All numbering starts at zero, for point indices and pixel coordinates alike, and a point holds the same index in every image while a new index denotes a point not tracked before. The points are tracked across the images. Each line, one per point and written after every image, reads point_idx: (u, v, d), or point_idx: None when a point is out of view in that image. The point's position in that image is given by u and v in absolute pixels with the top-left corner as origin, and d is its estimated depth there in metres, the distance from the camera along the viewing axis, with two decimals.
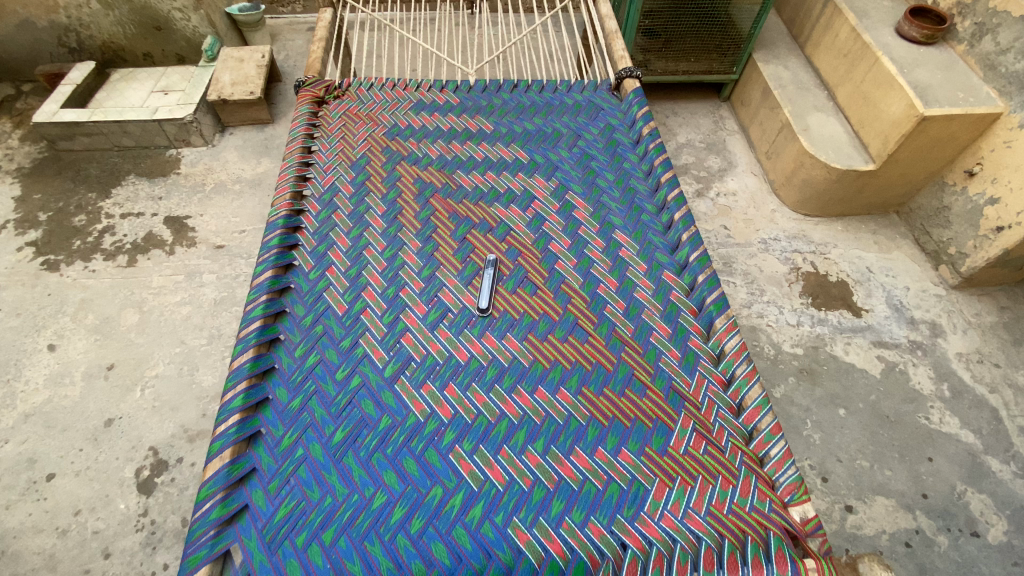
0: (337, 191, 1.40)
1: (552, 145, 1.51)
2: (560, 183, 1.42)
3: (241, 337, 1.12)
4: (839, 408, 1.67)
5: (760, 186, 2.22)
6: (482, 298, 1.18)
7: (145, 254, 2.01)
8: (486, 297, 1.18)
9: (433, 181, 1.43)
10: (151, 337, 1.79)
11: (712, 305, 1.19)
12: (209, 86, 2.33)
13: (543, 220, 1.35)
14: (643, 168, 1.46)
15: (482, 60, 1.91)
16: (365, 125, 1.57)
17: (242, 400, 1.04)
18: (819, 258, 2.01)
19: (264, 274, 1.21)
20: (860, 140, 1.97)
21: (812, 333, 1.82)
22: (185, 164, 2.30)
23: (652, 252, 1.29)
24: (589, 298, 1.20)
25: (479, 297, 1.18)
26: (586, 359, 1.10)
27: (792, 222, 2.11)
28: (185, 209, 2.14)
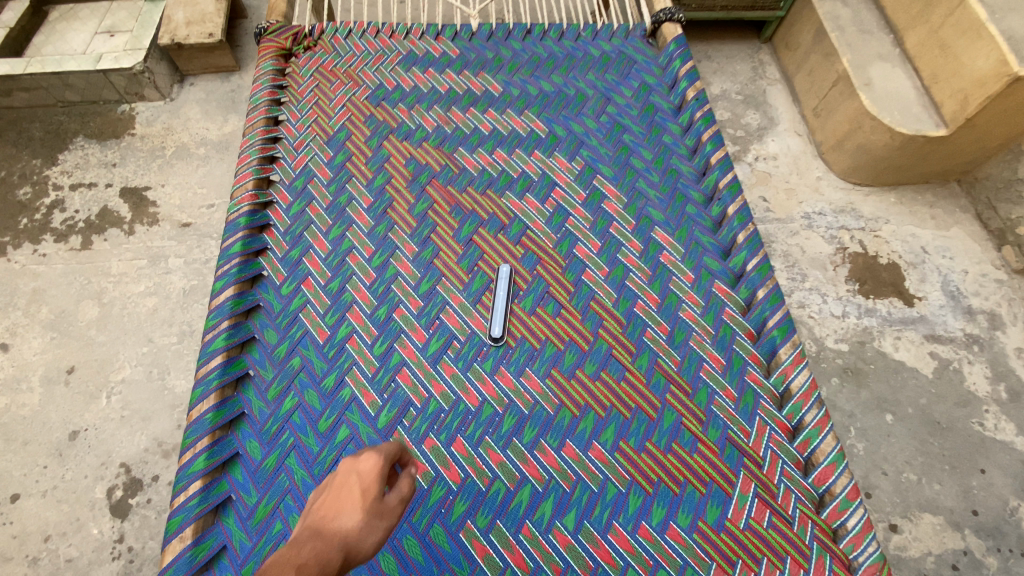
0: (312, 176, 1.13)
1: (574, 112, 1.21)
2: (587, 164, 1.14)
3: (200, 378, 0.91)
4: (886, 414, 1.51)
5: (804, 148, 1.93)
6: (495, 326, 0.95)
7: (102, 234, 1.76)
8: (499, 324, 0.95)
9: (429, 162, 1.14)
10: (114, 335, 1.58)
11: (775, 329, 0.97)
12: (160, 26, 1.97)
13: (567, 215, 1.09)
14: (687, 143, 1.17)
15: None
16: (342, 86, 1.26)
17: (204, 461, 0.85)
18: (869, 236, 1.78)
19: (225, 293, 0.98)
20: (930, 98, 1.68)
21: (858, 326, 1.63)
22: (141, 123, 1.99)
23: (701, 257, 1.05)
24: (625, 321, 0.98)
25: (492, 323, 0.96)
26: (624, 404, 0.90)
27: (839, 192, 1.85)
28: (143, 178, 1.86)
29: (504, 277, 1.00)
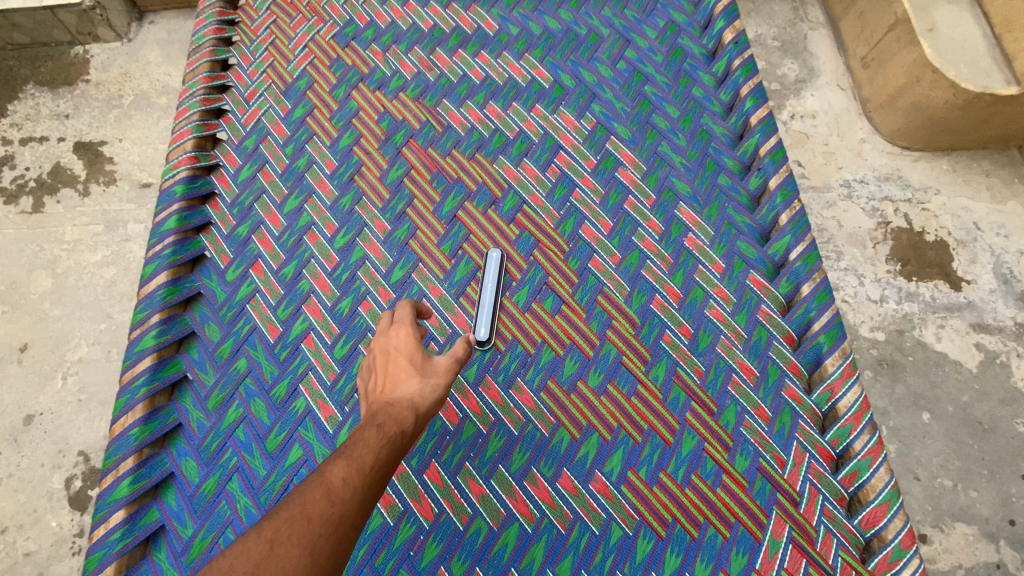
0: (266, 134, 0.94)
1: (585, 57, 0.99)
2: (599, 123, 0.94)
3: (125, 384, 0.76)
4: (923, 412, 1.36)
5: (848, 105, 1.69)
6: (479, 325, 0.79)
7: (54, 195, 1.58)
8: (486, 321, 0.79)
9: (407, 118, 0.94)
10: (70, 310, 1.44)
11: (822, 334, 0.79)
12: None
13: (572, 186, 0.90)
14: (722, 98, 0.96)
15: None
16: (304, 22, 1.03)
17: (129, 487, 0.71)
18: (916, 209, 1.56)
19: (156, 280, 0.81)
20: (1002, 50, 1.43)
21: (897, 313, 1.46)
22: (96, 67, 1.76)
23: (734, 241, 0.86)
24: (639, 321, 0.81)
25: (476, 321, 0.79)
26: (634, 425, 0.74)
27: (884, 157, 1.63)
28: (98, 131, 1.66)
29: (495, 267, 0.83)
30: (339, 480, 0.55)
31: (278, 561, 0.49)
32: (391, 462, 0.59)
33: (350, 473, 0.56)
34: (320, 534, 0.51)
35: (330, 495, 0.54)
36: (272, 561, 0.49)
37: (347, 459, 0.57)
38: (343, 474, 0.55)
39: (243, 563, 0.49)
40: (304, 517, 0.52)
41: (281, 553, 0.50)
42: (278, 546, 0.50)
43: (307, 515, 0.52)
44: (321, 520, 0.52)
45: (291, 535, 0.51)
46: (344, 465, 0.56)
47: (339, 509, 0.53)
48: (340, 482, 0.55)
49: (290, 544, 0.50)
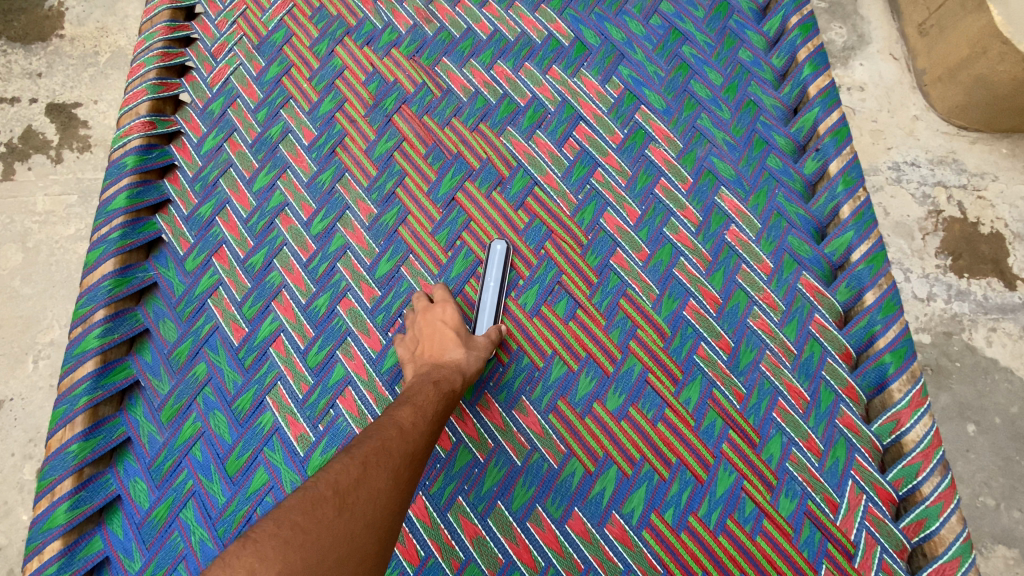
0: (234, 96, 0.80)
1: (612, 10, 0.83)
2: (627, 90, 0.79)
3: (63, 393, 0.65)
4: (968, 424, 1.24)
5: (900, 77, 1.51)
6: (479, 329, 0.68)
7: (24, 161, 1.45)
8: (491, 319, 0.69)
9: (400, 80, 0.80)
10: (42, 288, 1.33)
11: (887, 353, 0.66)
12: None
13: (593, 165, 0.76)
14: (774, 63, 0.80)
15: None
16: None
17: (66, 514, 0.61)
18: (971, 197, 1.40)
19: (102, 268, 0.69)
20: None
21: (945, 313, 1.32)
22: (70, 21, 1.61)
23: (783, 236, 0.73)
24: (669, 331, 0.69)
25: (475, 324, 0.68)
26: (661, 458, 0.63)
27: (938, 137, 1.45)
28: (73, 91, 1.52)
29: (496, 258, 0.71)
30: (413, 416, 0.59)
31: (373, 482, 0.53)
32: (446, 415, 0.62)
33: (419, 416, 0.59)
34: (405, 462, 0.56)
35: (406, 433, 0.57)
36: (368, 481, 0.53)
37: (413, 405, 0.60)
38: (414, 418, 0.59)
39: (344, 479, 0.52)
40: (389, 446, 0.56)
41: (375, 475, 0.53)
42: (372, 469, 0.54)
43: (391, 444, 0.56)
44: (404, 450, 0.56)
45: (381, 459, 0.54)
46: (413, 407, 0.60)
47: (416, 444, 0.57)
48: (411, 423, 0.58)
49: (382, 467, 0.54)
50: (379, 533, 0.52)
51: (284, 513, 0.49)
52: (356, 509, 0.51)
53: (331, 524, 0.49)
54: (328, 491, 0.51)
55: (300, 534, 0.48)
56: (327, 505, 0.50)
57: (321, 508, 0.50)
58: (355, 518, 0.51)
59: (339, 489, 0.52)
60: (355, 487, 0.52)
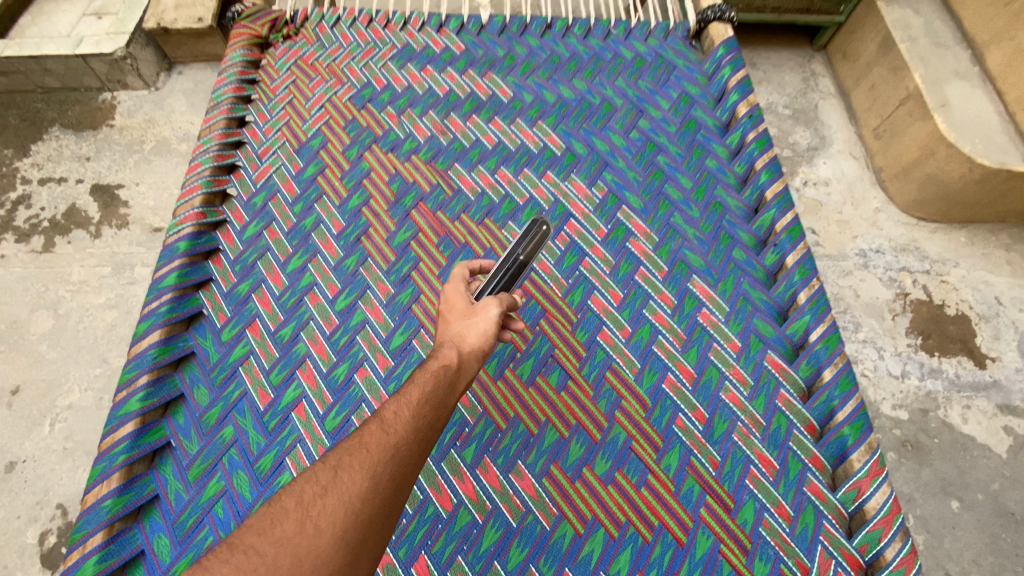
0: (275, 191, 0.93)
1: (598, 126, 0.99)
2: (611, 192, 0.93)
3: (103, 451, 0.71)
4: (952, 500, 1.26)
5: (861, 173, 1.68)
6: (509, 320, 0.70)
7: (66, 235, 1.58)
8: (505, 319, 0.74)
9: (418, 180, 0.93)
10: (67, 353, 1.39)
11: (846, 426, 0.74)
12: (148, 8, 1.78)
13: (582, 254, 0.88)
14: (736, 171, 0.95)
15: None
16: (323, 83, 1.04)
17: (95, 566, 0.65)
18: (934, 281, 1.53)
19: (149, 338, 0.78)
20: (1015, 127, 1.46)
21: (919, 390, 1.38)
22: (121, 113, 1.82)
23: (750, 318, 0.83)
24: (650, 402, 0.77)
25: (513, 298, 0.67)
26: (644, 521, 0.69)
27: (899, 227, 1.60)
28: (117, 174, 1.69)
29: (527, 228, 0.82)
30: (396, 410, 0.53)
31: (342, 486, 0.44)
32: (444, 395, 0.55)
33: (404, 403, 0.53)
34: (386, 457, 0.47)
35: (388, 424, 0.50)
36: (338, 486, 0.44)
37: (400, 397, 0.54)
38: (395, 407, 0.52)
39: (309, 490, 0.44)
40: (365, 443, 0.49)
41: (347, 478, 0.45)
42: (342, 472, 0.46)
43: (367, 440, 0.49)
44: (385, 444, 0.49)
45: (356, 458, 0.47)
46: (397, 401, 0.54)
47: (401, 432, 0.50)
48: (393, 414, 0.52)
49: (356, 465, 0.46)
50: (356, 547, 0.42)
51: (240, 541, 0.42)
52: (321, 522, 0.42)
53: (288, 541, 0.40)
54: (290, 505, 0.43)
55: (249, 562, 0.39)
56: (286, 522, 0.42)
57: (279, 526, 0.42)
58: (320, 531, 0.41)
59: (303, 502, 0.43)
60: (320, 496, 0.44)
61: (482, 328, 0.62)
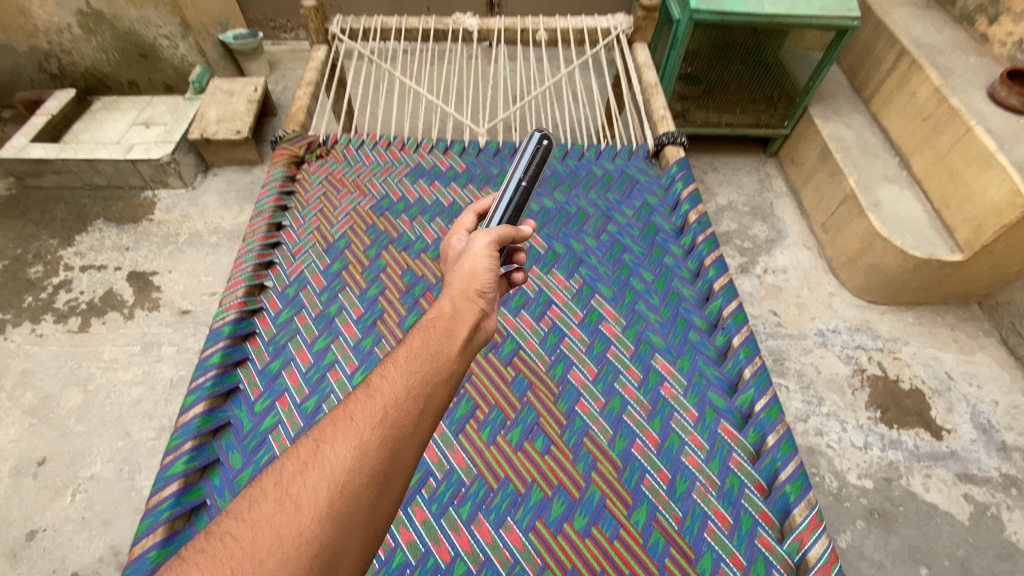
0: (306, 284, 1.11)
1: (574, 230, 1.21)
2: (585, 284, 1.12)
3: (150, 508, 0.83)
4: (921, 566, 1.33)
5: (815, 262, 1.91)
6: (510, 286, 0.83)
7: (101, 317, 1.74)
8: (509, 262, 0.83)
9: (426, 274, 1.12)
10: (93, 426, 1.50)
11: (788, 484, 0.87)
12: (193, 122, 2.08)
13: (562, 335, 1.04)
14: (689, 266, 1.14)
15: (511, 109, 1.49)
16: (348, 194, 1.27)
17: None
18: (888, 358, 1.69)
19: (194, 409, 0.92)
20: (942, 222, 1.65)
21: (882, 460, 1.49)
22: (160, 209, 2.05)
23: (705, 391, 0.98)
24: (621, 464, 0.90)
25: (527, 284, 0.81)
26: (617, 570, 0.80)
27: (852, 310, 1.80)
28: (153, 263, 1.89)
29: (534, 150, 0.85)
30: (379, 383, 0.59)
31: (323, 461, 0.51)
32: (428, 362, 0.61)
33: (385, 379, 0.60)
34: (365, 429, 0.53)
35: (370, 398, 0.57)
36: (318, 463, 0.51)
37: (382, 375, 0.61)
38: (379, 383, 0.59)
39: (291, 467, 0.51)
40: (348, 418, 0.55)
41: (326, 454, 0.51)
42: (323, 448, 0.52)
43: (351, 414, 0.56)
44: (366, 417, 0.55)
45: (339, 434, 0.54)
46: (382, 374, 0.61)
47: (382, 405, 0.56)
48: (376, 389, 0.58)
49: (337, 441, 0.53)
50: (339, 516, 0.48)
51: (222, 525, 0.48)
52: (302, 499, 0.48)
53: (269, 519, 0.47)
54: (273, 485, 0.50)
55: (229, 544, 0.46)
56: (267, 501, 0.49)
57: (261, 504, 0.48)
58: (301, 508, 0.47)
59: (285, 480, 0.50)
60: (301, 472, 0.50)
61: (464, 270, 0.70)
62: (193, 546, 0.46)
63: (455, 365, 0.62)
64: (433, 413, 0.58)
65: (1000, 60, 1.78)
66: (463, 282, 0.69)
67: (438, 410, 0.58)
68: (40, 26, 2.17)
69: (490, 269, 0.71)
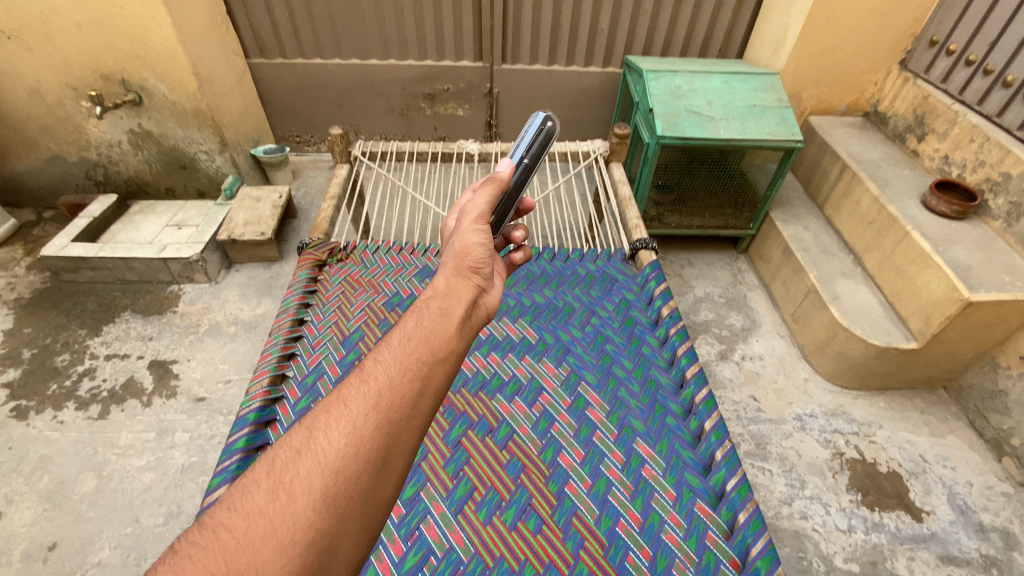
0: (323, 372, 1.25)
1: (562, 322, 1.38)
2: (572, 371, 1.27)
3: None
4: None
5: (789, 349, 2.06)
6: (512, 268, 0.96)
7: (121, 404, 1.85)
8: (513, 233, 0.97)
9: None
10: (104, 512, 1.56)
11: (759, 560, 0.95)
12: (222, 225, 2.32)
13: (552, 420, 1.17)
14: (664, 356, 1.30)
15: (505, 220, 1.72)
16: (364, 292, 1.45)
17: None
18: (864, 441, 1.78)
19: (219, 491, 1.02)
20: (896, 312, 1.82)
21: (867, 543, 1.54)
22: (184, 301, 2.23)
23: (682, 472, 1.09)
24: (607, 542, 0.99)
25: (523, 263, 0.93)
26: None
27: (827, 394, 1.92)
28: (174, 352, 2.03)
29: (538, 130, 0.99)
30: (371, 369, 0.62)
31: (316, 450, 0.54)
32: (420, 347, 0.66)
33: (377, 366, 0.63)
34: (360, 415, 0.57)
35: (363, 384, 0.60)
36: (311, 451, 0.54)
37: (374, 361, 0.64)
38: (371, 369, 0.62)
39: (284, 457, 0.54)
40: (341, 406, 0.58)
41: (321, 442, 0.55)
42: (316, 436, 0.55)
43: (345, 401, 0.59)
44: (360, 402, 0.58)
45: (333, 422, 0.57)
46: (374, 361, 0.64)
47: (374, 393, 0.59)
48: (369, 375, 0.62)
49: (331, 429, 0.56)
50: (334, 500, 0.51)
51: (215, 516, 0.50)
52: (296, 488, 0.51)
53: (262, 510, 0.49)
54: (264, 477, 0.53)
55: (222, 535, 0.48)
56: (260, 491, 0.51)
57: (254, 495, 0.51)
58: (295, 498, 0.50)
59: (279, 471, 0.53)
60: (295, 460, 0.53)
61: (455, 249, 0.78)
62: (186, 538, 0.48)
63: (448, 347, 0.67)
64: (426, 398, 0.62)
65: (931, 173, 2.05)
66: (455, 261, 0.78)
67: (431, 393, 0.62)
68: (92, 142, 2.48)
69: (482, 253, 0.78)
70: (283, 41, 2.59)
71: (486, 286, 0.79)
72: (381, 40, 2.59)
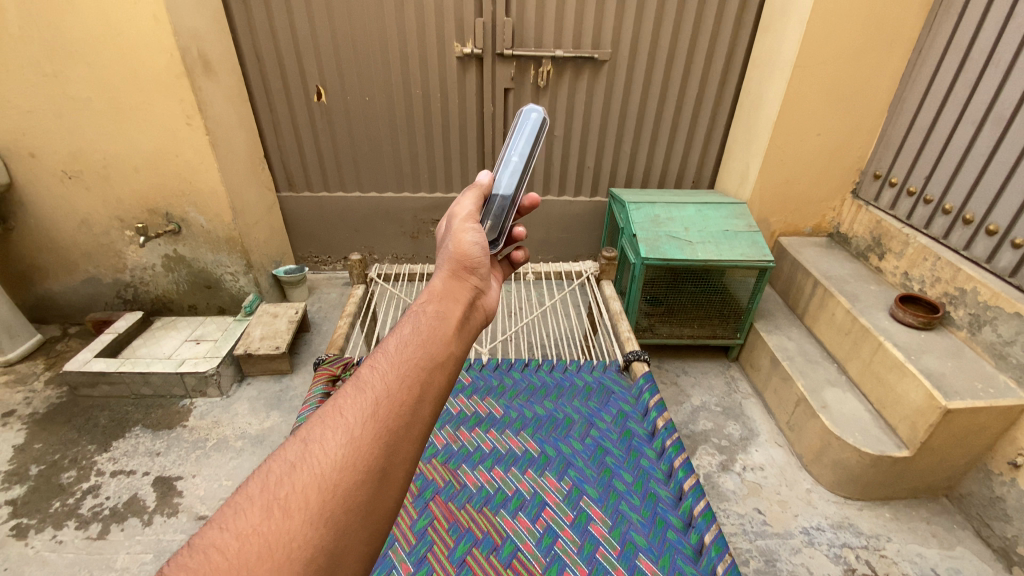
0: None
1: (563, 434, 1.46)
2: (574, 484, 1.32)
3: None
4: None
5: (788, 459, 2.09)
6: (511, 264, 1.11)
7: (121, 523, 1.84)
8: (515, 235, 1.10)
9: (436, 478, 1.34)
10: None
11: None
12: (239, 340, 2.46)
13: (556, 535, 1.20)
14: (662, 468, 1.36)
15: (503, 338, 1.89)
16: None
17: None
18: (874, 555, 1.75)
19: None
20: (885, 419, 1.89)
21: None
22: (195, 415, 2.30)
23: None
24: None
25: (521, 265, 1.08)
26: None
27: (831, 505, 1.92)
28: (180, 467, 2.05)
29: (534, 130, 1.14)
30: (367, 376, 0.65)
31: (311, 463, 0.56)
32: (417, 355, 0.69)
33: (374, 371, 0.66)
34: (357, 424, 0.60)
35: (360, 391, 0.63)
36: (306, 465, 0.56)
37: (371, 366, 0.67)
38: (368, 375, 0.66)
39: (280, 471, 0.56)
40: (338, 415, 0.61)
41: (317, 454, 0.57)
42: (312, 449, 0.58)
43: (341, 409, 0.61)
44: (356, 412, 0.61)
45: (329, 433, 0.59)
46: (371, 366, 0.67)
47: (370, 401, 0.62)
48: (366, 379, 0.65)
49: (327, 440, 0.58)
50: (332, 513, 0.54)
51: (206, 537, 0.51)
52: (292, 505, 0.53)
53: (258, 530, 0.51)
54: (258, 492, 0.55)
55: (214, 556, 0.49)
56: (254, 510, 0.53)
57: (249, 513, 0.53)
58: (292, 515, 0.52)
59: (274, 487, 0.55)
60: (290, 475, 0.56)
61: (454, 254, 0.88)
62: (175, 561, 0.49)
63: (446, 352, 0.71)
64: (424, 405, 0.65)
65: (896, 287, 2.24)
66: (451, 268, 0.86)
67: (428, 400, 0.66)
68: (129, 265, 2.72)
69: (475, 255, 0.89)
70: (310, 176, 2.95)
71: (482, 287, 0.88)
72: (396, 174, 2.94)
